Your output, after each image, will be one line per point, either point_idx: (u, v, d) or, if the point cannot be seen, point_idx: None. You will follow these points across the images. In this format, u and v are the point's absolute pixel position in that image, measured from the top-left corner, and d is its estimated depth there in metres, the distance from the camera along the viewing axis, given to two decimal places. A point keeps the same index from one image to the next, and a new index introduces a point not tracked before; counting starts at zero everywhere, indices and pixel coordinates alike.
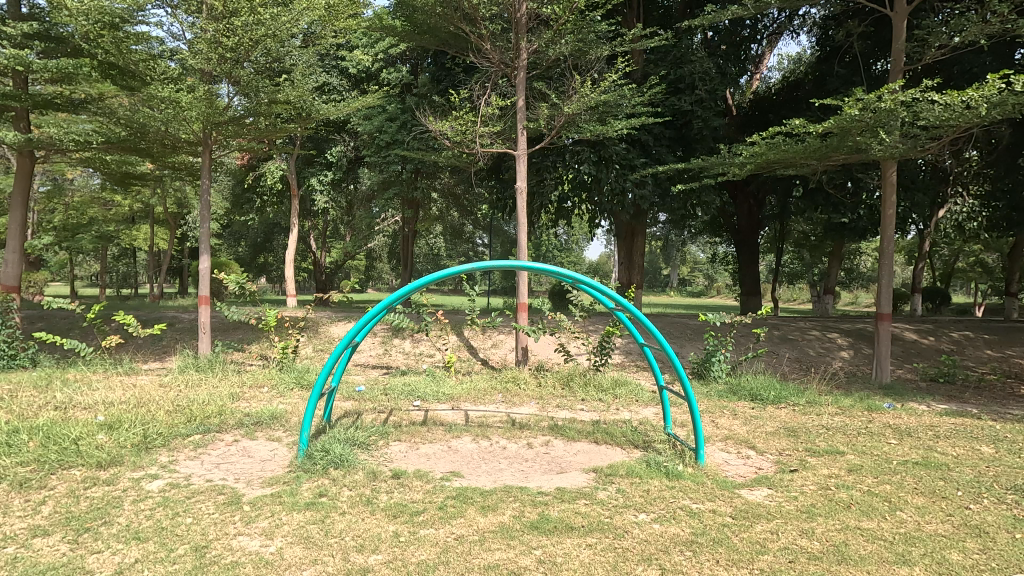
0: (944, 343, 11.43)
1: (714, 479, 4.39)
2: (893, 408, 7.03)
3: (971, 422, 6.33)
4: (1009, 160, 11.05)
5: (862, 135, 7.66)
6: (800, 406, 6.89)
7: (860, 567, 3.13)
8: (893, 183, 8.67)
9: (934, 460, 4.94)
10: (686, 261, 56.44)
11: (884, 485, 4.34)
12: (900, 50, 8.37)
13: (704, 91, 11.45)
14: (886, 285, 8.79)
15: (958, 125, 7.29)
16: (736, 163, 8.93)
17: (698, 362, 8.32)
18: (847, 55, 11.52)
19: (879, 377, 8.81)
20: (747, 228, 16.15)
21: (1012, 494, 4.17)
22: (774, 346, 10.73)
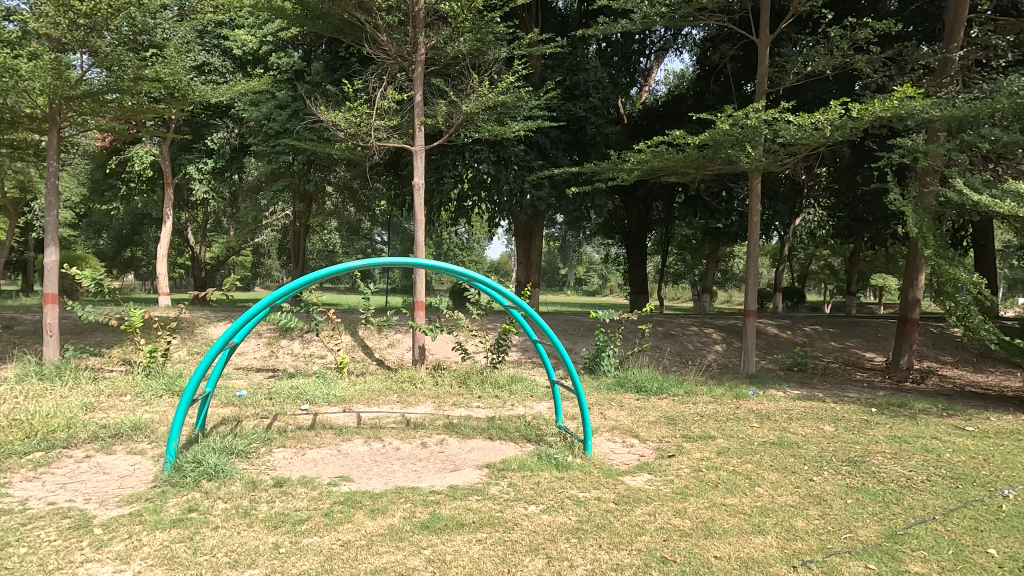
0: (798, 336, 12.93)
1: (600, 467, 4.62)
2: (756, 394, 7.84)
3: (818, 405, 7.22)
4: (849, 177, 12.72)
5: (732, 149, 8.46)
6: (679, 396, 7.46)
7: (723, 539, 3.44)
8: (758, 193, 9.63)
9: (787, 439, 5.58)
10: (582, 262, 58.98)
11: (746, 464, 4.83)
12: (764, 73, 9.32)
13: (597, 99, 11.99)
14: (753, 284, 9.75)
15: (809, 144, 8.25)
16: (624, 168, 9.45)
17: (589, 358, 8.70)
18: (720, 75, 12.65)
19: (746, 367, 9.77)
20: (636, 231, 17.16)
21: (846, 466, 4.81)
22: (657, 341, 11.53)
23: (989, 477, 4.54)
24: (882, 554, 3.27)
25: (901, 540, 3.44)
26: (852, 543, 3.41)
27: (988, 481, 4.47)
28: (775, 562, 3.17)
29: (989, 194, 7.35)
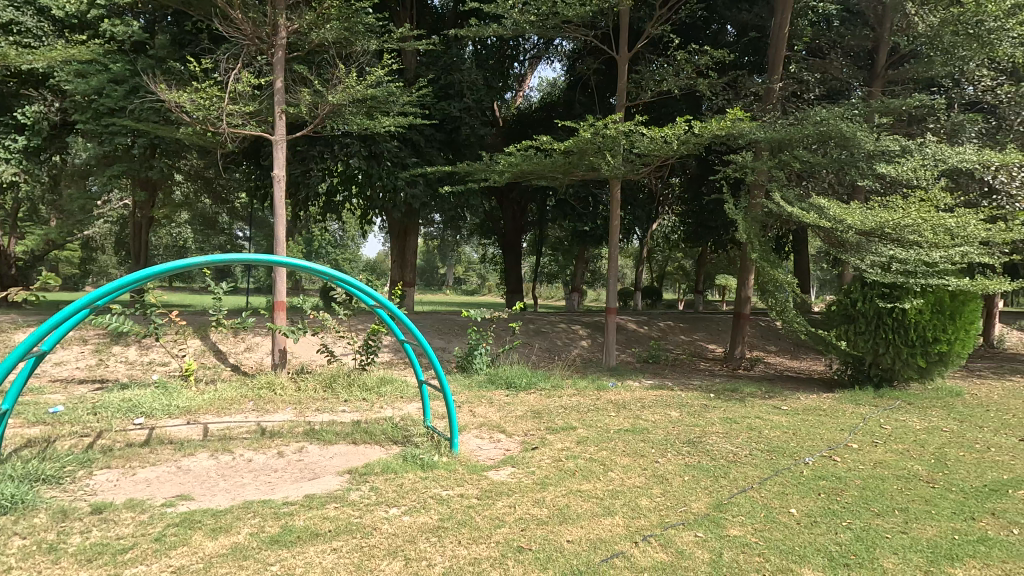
0: (654, 331, 14.16)
1: (465, 464, 4.67)
2: (615, 386, 8.43)
3: (666, 392, 7.97)
4: (696, 187, 14.18)
5: (595, 157, 9.02)
6: (545, 390, 7.79)
7: (575, 523, 3.65)
8: (618, 199, 10.37)
9: (638, 425, 6.09)
10: (461, 261, 59.25)
11: (602, 451, 5.18)
12: (623, 88, 10.06)
13: (471, 100, 12.11)
14: (614, 283, 10.48)
15: (661, 155, 9.06)
16: (496, 170, 9.65)
17: (462, 356, 8.76)
18: (587, 87, 13.42)
19: (608, 360, 10.49)
20: (511, 231, 17.63)
21: (686, 446, 5.35)
22: (528, 338, 11.95)
23: (796, 448, 5.34)
24: (709, 523, 3.68)
25: (725, 508, 3.91)
26: (686, 515, 3.80)
27: (794, 451, 5.24)
28: (620, 540, 3.44)
29: (800, 207, 8.62)
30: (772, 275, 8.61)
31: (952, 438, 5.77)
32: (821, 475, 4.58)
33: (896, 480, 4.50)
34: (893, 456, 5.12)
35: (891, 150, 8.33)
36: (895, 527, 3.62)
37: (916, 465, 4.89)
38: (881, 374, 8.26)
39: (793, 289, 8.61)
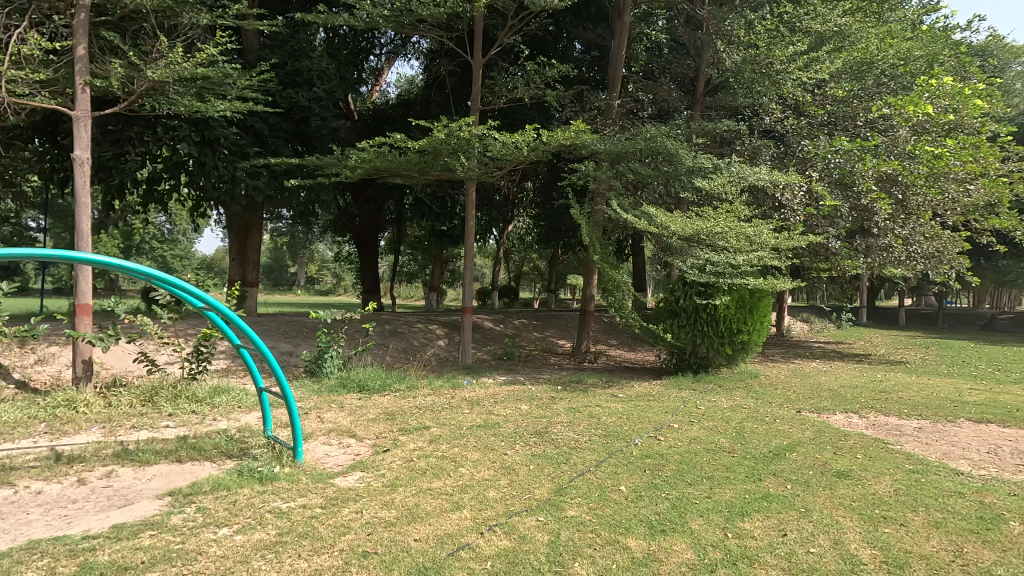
0: (509, 329, 14.69)
1: (310, 473, 4.43)
2: (470, 383, 8.60)
3: (518, 387, 8.34)
4: (547, 192, 14.98)
5: (450, 157, 9.11)
6: (400, 392, 7.69)
7: (423, 521, 3.67)
8: (474, 200, 10.57)
9: (490, 421, 6.28)
10: (313, 260, 55.85)
11: (453, 448, 5.27)
12: (477, 92, 10.28)
13: (321, 90, 11.50)
14: (469, 283, 10.67)
15: (513, 160, 9.43)
16: (348, 165, 9.29)
17: (311, 360, 8.28)
18: (444, 87, 13.48)
19: (464, 359, 10.66)
20: (367, 229, 17.06)
21: (533, 437, 5.66)
22: (384, 339, 11.68)
23: (628, 431, 5.91)
24: (550, 507, 3.93)
25: (565, 492, 4.20)
26: (530, 502, 4.02)
27: (626, 434, 5.81)
28: (466, 533, 3.53)
29: (634, 214, 9.57)
30: (611, 275, 9.44)
31: (750, 414, 6.83)
32: (647, 454, 5.13)
33: (705, 453, 5.20)
34: (704, 432, 5.92)
35: (706, 167, 9.60)
36: (702, 493, 4.19)
37: (722, 438, 5.70)
38: (699, 361, 9.48)
39: (629, 288, 9.51)
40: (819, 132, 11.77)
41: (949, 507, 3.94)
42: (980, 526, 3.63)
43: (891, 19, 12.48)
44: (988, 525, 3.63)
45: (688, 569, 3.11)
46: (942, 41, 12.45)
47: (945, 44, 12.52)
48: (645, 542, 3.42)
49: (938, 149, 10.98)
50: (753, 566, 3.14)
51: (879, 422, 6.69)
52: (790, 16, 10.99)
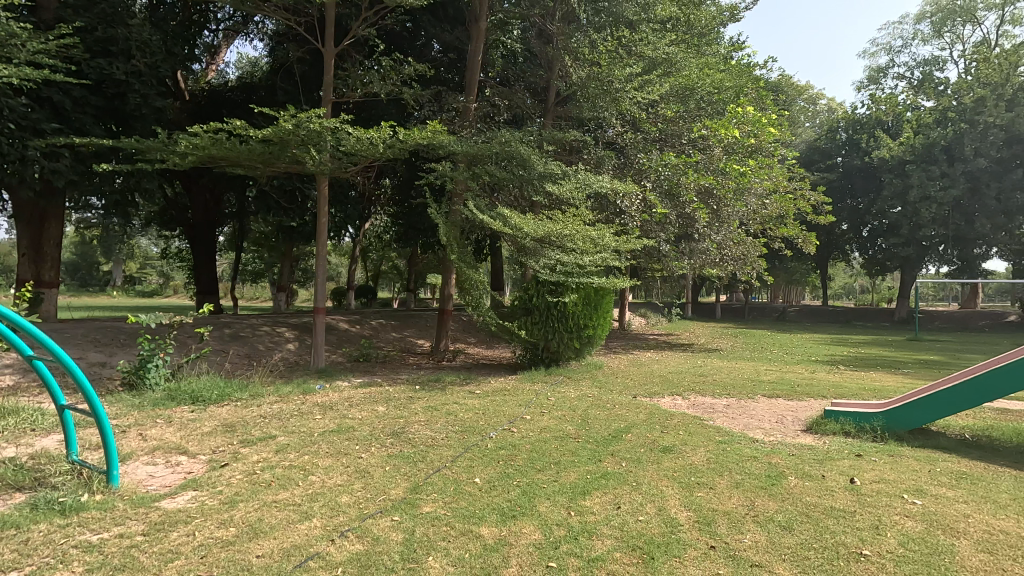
0: (366, 330, 14.25)
1: (129, 499, 3.91)
2: (323, 387, 8.20)
3: (375, 389, 8.15)
4: (405, 190, 14.77)
5: (298, 149, 8.57)
6: (242, 401, 7.08)
7: (268, 536, 3.45)
8: (326, 195, 10.06)
9: (344, 425, 6.07)
10: (134, 256, 48.68)
11: (304, 456, 5.01)
12: (329, 82, 9.79)
13: (142, 63, 10.09)
14: (321, 282, 10.15)
15: (368, 156, 9.15)
16: (176, 151, 8.29)
17: (130, 371, 7.26)
18: (292, 74, 12.61)
19: (316, 362, 10.13)
20: (201, 223, 15.35)
21: (391, 438, 5.59)
22: (222, 345, 10.63)
23: (484, 425, 6.11)
24: (405, 506, 3.93)
25: (421, 489, 4.23)
26: (385, 503, 3.98)
27: (482, 428, 6.00)
28: (315, 542, 3.39)
29: (490, 215, 9.87)
30: (468, 274, 9.62)
31: (593, 401, 7.45)
32: (501, 445, 5.36)
33: (553, 440, 5.58)
34: (554, 421, 6.34)
35: (555, 173, 10.21)
36: (550, 478, 4.50)
37: (569, 425, 6.15)
38: (550, 356, 10.08)
39: (486, 287, 9.78)
40: (652, 147, 13.16)
41: (746, 469, 4.70)
42: (767, 482, 4.39)
43: (708, 53, 14.39)
44: (774, 481, 4.40)
45: (535, 548, 3.33)
46: (746, 76, 14.67)
47: (748, 79, 14.76)
48: (496, 528, 3.59)
49: (743, 168, 12.90)
50: (591, 538, 3.46)
51: (697, 402, 7.71)
52: (627, 40, 12.15)
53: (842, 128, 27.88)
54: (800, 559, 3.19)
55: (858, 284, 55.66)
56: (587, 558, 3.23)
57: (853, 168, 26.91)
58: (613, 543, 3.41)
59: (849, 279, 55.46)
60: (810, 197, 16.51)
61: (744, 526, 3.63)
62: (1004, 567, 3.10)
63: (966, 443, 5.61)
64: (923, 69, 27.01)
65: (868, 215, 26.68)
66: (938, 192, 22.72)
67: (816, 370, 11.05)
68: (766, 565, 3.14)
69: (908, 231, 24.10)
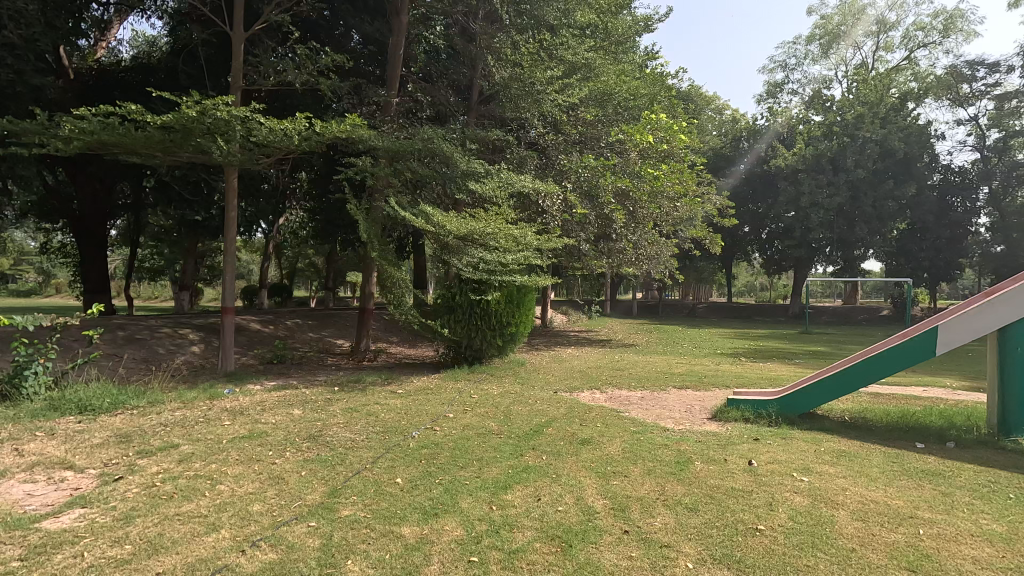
0: (280, 331, 13.60)
1: (3, 522, 3.50)
2: (232, 392, 7.74)
3: (290, 392, 7.81)
4: (323, 185, 14.21)
5: (203, 138, 8.02)
6: (139, 409, 6.54)
7: (170, 552, 3.23)
8: (235, 188, 9.48)
9: (256, 430, 5.77)
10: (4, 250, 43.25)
11: (210, 464, 4.72)
12: (238, 69, 9.22)
13: (16, 35, 8.99)
14: (230, 280, 9.56)
15: (282, 148, 8.73)
16: (58, 135, 7.47)
17: (2, 380, 6.48)
18: (196, 57, 11.74)
19: (225, 366, 9.54)
20: (89, 214, 13.94)
21: (307, 442, 5.39)
22: (116, 348, 9.74)
23: (405, 425, 6.04)
24: (322, 510, 3.81)
25: (339, 493, 4.11)
26: (300, 509, 3.83)
27: (404, 428, 5.93)
28: (224, 554, 3.22)
29: (412, 212, 9.73)
30: (390, 272, 9.43)
31: (516, 398, 7.58)
32: (424, 444, 5.32)
33: (476, 437, 5.62)
34: (477, 418, 6.38)
35: (478, 172, 10.24)
36: (472, 474, 4.54)
37: (491, 422, 6.22)
38: (473, 354, 10.13)
39: (408, 285, 9.64)
40: (572, 150, 13.53)
41: (657, 457, 4.98)
42: (676, 468, 4.69)
43: (625, 60, 15.01)
44: (682, 467, 4.70)
45: (457, 544, 3.35)
46: (660, 85, 15.48)
47: (661, 87, 15.57)
48: (417, 527, 3.57)
49: (657, 172, 13.58)
50: (512, 531, 3.53)
51: (614, 395, 8.06)
52: (549, 44, 12.40)
53: (745, 137, 29.96)
54: (704, 537, 3.44)
55: (759, 282, 60.28)
56: (508, 550, 3.29)
57: (754, 175, 29.23)
58: (534, 534, 3.51)
59: (750, 277, 59.88)
60: (715, 201, 17.69)
61: (655, 509, 3.86)
62: (873, 532, 3.51)
63: (844, 424, 6.27)
64: (813, 87, 29.72)
65: (766, 218, 28.91)
66: (825, 199, 25.10)
67: (720, 362, 11.88)
68: (674, 545, 3.36)
69: (800, 234, 26.32)
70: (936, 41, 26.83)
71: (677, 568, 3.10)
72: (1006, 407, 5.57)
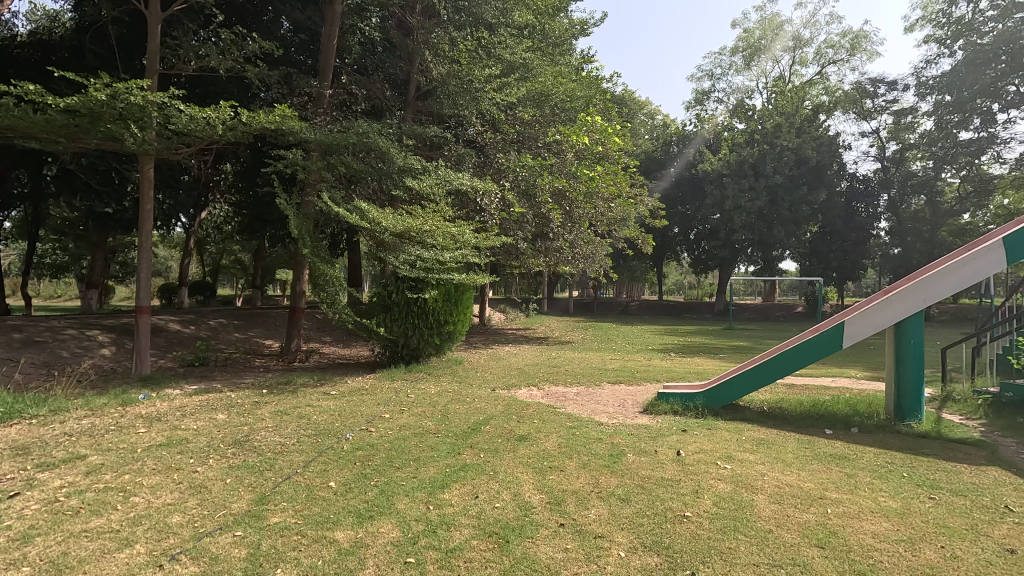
0: (201, 331, 12.82)
1: None
2: (148, 397, 7.22)
3: (214, 396, 7.39)
4: (249, 177, 13.50)
5: (114, 124, 7.41)
6: (39, 418, 5.97)
7: (76, 572, 2.98)
8: (150, 179, 8.82)
9: (176, 437, 5.42)
10: None
11: (123, 475, 4.39)
12: (155, 52, 8.60)
13: None
14: (146, 278, 8.91)
15: (204, 137, 8.22)
16: None
17: None
18: (105, 36, 10.82)
19: (139, 370, 8.88)
20: None
21: (232, 448, 5.12)
22: (10, 352, 8.83)
23: (339, 427, 5.87)
24: (250, 519, 3.64)
25: (268, 500, 3.93)
26: (225, 519, 3.64)
27: (338, 430, 5.76)
28: (138, 571, 3.01)
29: (346, 208, 9.44)
30: (323, 270, 9.11)
31: (453, 396, 7.55)
32: (358, 446, 5.19)
33: (413, 437, 5.55)
34: (413, 418, 6.30)
35: (415, 168, 10.09)
36: (408, 474, 4.48)
37: (428, 421, 6.16)
38: (410, 352, 9.99)
39: (342, 283, 9.35)
40: (510, 149, 13.60)
41: (591, 451, 5.12)
42: (609, 461, 4.83)
43: (562, 62, 15.26)
44: (615, 459, 4.86)
45: (392, 546, 3.30)
46: (595, 88, 15.85)
47: (596, 91, 15.98)
48: (351, 531, 3.49)
49: (592, 173, 14.00)
50: (449, 529, 3.52)
51: (551, 391, 8.21)
52: (487, 42, 12.39)
53: (675, 142, 31.19)
54: (636, 526, 3.57)
55: (688, 281, 63.19)
56: (445, 549, 3.28)
57: (683, 178, 30.48)
58: (471, 531, 3.51)
59: (679, 276, 62.48)
60: (647, 202, 18.36)
61: (589, 502, 3.96)
62: (788, 513, 3.78)
63: (764, 415, 6.69)
64: (736, 96, 31.41)
65: (694, 220, 30.40)
66: (747, 202, 26.63)
67: (652, 357, 12.35)
68: (606, 535, 3.46)
69: (724, 235, 27.76)
70: (844, 58, 29.06)
71: (610, 557, 3.20)
72: (901, 392, 6.16)
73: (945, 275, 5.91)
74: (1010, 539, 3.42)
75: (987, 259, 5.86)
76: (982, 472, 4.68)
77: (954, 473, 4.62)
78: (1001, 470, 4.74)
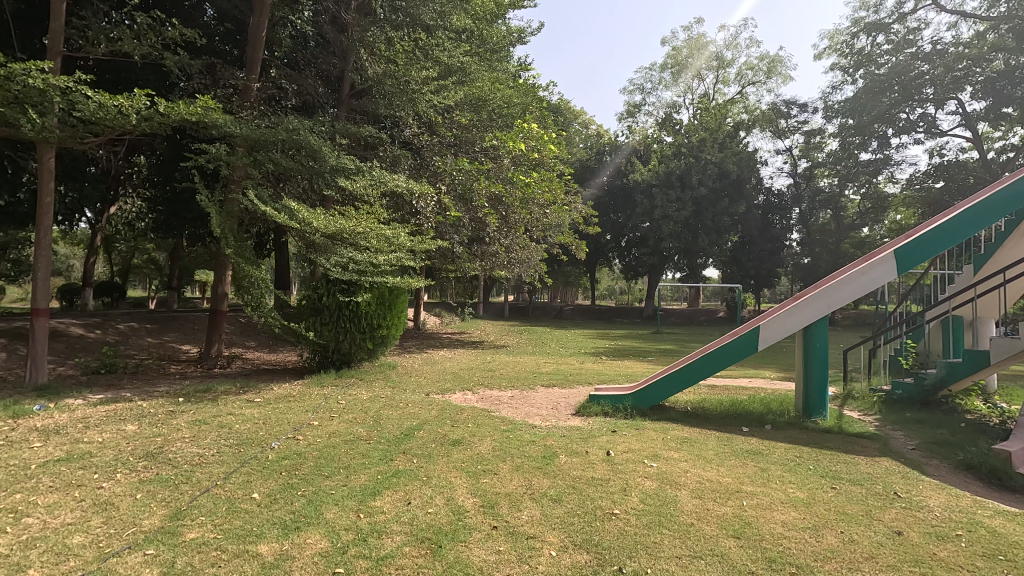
0: (109, 336, 11.85)
1: None
2: (45, 408, 6.58)
3: (123, 405, 6.86)
4: (166, 171, 12.63)
5: (8, 108, 6.74)
6: None
7: None
8: (52, 168, 8.06)
9: (78, 451, 4.98)
10: None
11: (14, 495, 3.99)
12: (59, 32, 7.90)
13: None
14: (43, 278, 8.12)
15: (115, 126, 7.63)
16: None
17: None
18: None
19: (35, 378, 8.07)
20: None
21: (143, 461, 4.76)
22: None
23: (263, 436, 5.60)
24: (162, 536, 3.41)
25: (184, 515, 3.71)
26: (135, 537, 3.39)
27: (262, 439, 5.50)
28: None
29: (274, 207, 9.05)
30: (248, 271, 8.67)
31: (387, 402, 7.41)
32: (283, 455, 4.98)
33: (343, 444, 5.39)
34: (343, 424, 6.13)
35: (347, 168, 9.83)
36: (338, 483, 4.35)
37: (359, 428, 6.01)
38: (341, 357, 9.69)
39: (268, 286, 8.91)
40: (447, 152, 13.53)
41: (525, 453, 5.18)
42: (542, 462, 4.92)
43: (499, 68, 15.40)
44: (547, 461, 4.95)
45: (320, 557, 3.20)
46: (531, 96, 16.11)
47: (532, 98, 16.22)
48: (277, 543, 3.35)
49: (527, 180, 14.36)
50: (381, 537, 3.46)
51: (485, 395, 8.24)
52: (424, 44, 12.08)
53: (608, 152, 32.23)
54: (567, 526, 3.66)
55: (618, 285, 65.62)
56: (376, 558, 3.22)
57: (615, 186, 31.48)
58: (403, 538, 3.47)
59: (611, 281, 64.70)
60: (581, 209, 18.88)
61: (522, 503, 4.02)
62: (708, 506, 4.00)
63: (687, 414, 7.03)
64: (665, 110, 32.85)
65: (625, 228, 31.22)
66: (674, 212, 27.87)
67: (584, 360, 12.67)
68: (539, 535, 3.52)
69: (654, 243, 28.86)
70: (762, 80, 31.10)
71: (541, 557, 3.26)
72: (809, 393, 6.66)
73: (845, 284, 6.45)
74: (898, 521, 3.81)
75: (880, 269, 6.47)
76: (876, 462, 5.15)
77: (852, 465, 5.06)
78: (891, 461, 5.24)
